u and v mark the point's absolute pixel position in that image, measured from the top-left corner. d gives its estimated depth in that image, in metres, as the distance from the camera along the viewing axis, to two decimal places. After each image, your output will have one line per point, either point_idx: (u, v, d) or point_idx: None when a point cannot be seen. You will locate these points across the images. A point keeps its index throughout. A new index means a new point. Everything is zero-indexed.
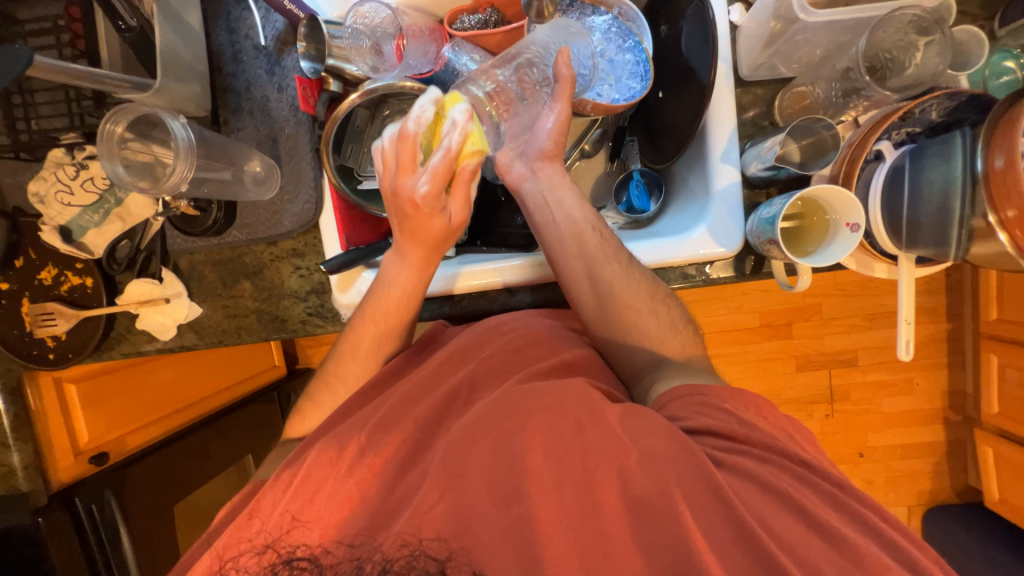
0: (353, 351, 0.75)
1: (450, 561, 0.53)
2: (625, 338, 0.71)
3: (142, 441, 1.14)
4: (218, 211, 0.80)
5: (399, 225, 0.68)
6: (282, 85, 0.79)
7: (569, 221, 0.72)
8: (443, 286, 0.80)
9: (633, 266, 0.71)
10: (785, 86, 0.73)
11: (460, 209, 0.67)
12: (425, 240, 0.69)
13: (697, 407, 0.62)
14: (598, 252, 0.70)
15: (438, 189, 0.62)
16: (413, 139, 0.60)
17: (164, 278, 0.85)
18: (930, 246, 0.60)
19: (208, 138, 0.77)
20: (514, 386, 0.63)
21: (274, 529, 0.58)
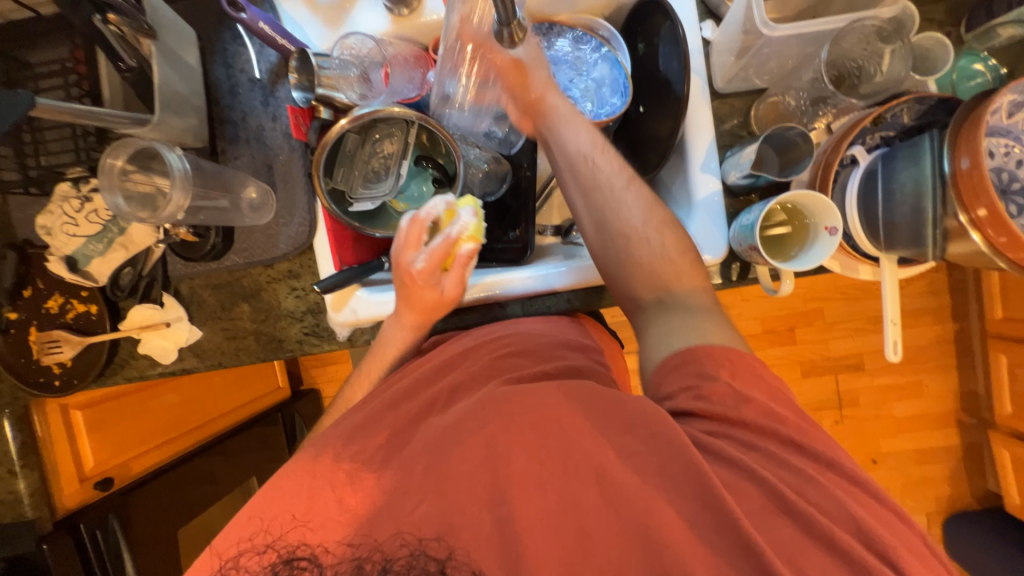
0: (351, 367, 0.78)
1: (451, 561, 0.53)
2: (628, 269, 0.69)
3: (146, 466, 1.15)
4: (216, 236, 0.83)
5: (405, 304, 0.74)
6: (276, 115, 0.83)
7: (572, 149, 0.73)
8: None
9: (632, 188, 0.71)
10: (759, 97, 0.75)
11: (454, 286, 0.73)
12: (422, 310, 0.74)
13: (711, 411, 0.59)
14: (599, 178, 0.71)
15: (432, 266, 0.70)
16: (419, 225, 0.71)
17: (166, 303, 0.88)
18: (908, 247, 0.60)
19: (204, 167, 0.79)
20: (497, 388, 0.63)
21: (275, 528, 0.56)
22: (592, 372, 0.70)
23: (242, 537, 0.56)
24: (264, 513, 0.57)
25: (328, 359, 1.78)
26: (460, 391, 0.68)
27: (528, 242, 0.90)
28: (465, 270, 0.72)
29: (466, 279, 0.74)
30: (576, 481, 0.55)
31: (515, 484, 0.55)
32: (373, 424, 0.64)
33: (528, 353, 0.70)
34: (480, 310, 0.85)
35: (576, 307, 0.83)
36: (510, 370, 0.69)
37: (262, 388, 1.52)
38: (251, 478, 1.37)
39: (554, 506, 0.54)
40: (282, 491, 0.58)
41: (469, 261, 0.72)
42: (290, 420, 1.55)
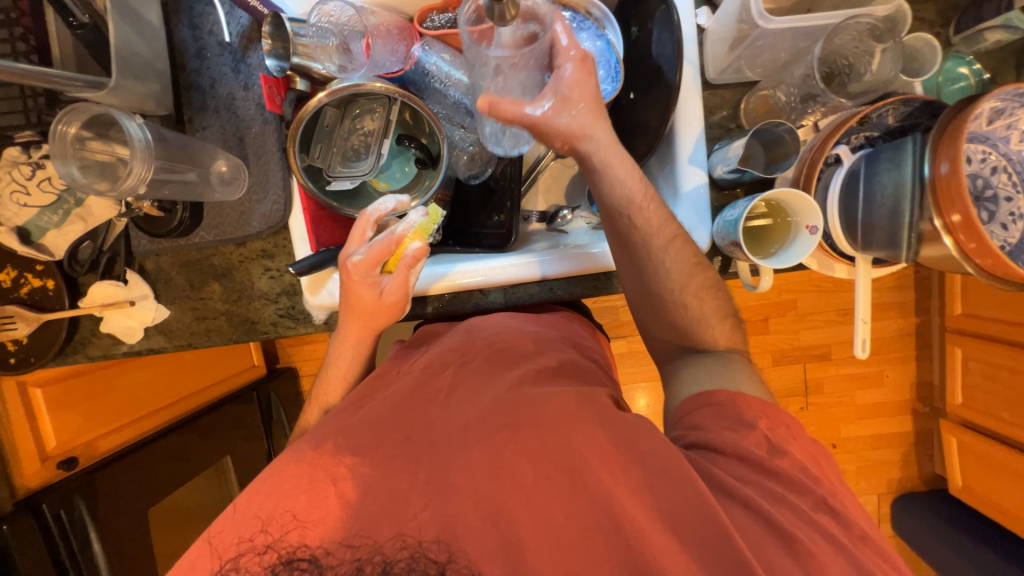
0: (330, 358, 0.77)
1: (451, 564, 0.51)
2: (657, 319, 0.72)
3: (112, 445, 1.11)
4: (183, 211, 0.78)
5: (347, 306, 0.72)
6: (248, 84, 0.78)
7: (612, 202, 0.67)
8: (438, 286, 0.79)
9: (671, 250, 0.68)
10: (751, 90, 0.75)
11: (397, 291, 0.71)
12: (361, 312, 0.71)
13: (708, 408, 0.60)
14: (635, 236, 0.68)
15: (371, 262, 0.68)
16: (368, 219, 0.71)
17: (129, 280, 0.83)
18: (883, 248, 0.62)
19: (168, 138, 0.74)
20: (509, 392, 0.61)
21: (276, 529, 0.53)
22: (586, 369, 0.69)
23: (240, 532, 0.54)
24: (264, 504, 0.55)
25: (306, 338, 1.74)
26: (462, 384, 0.65)
27: (512, 228, 0.88)
28: (409, 273, 0.70)
29: (409, 284, 0.71)
30: (583, 476, 0.54)
31: (517, 489, 0.54)
32: (377, 419, 0.61)
33: (525, 344, 0.70)
34: (462, 297, 0.83)
35: (557, 297, 0.83)
36: (508, 360, 0.67)
37: (235, 365, 1.48)
38: (225, 458, 1.33)
39: (554, 506, 0.53)
40: (279, 485, 0.56)
41: (415, 263, 0.69)
42: (265, 399, 1.52)
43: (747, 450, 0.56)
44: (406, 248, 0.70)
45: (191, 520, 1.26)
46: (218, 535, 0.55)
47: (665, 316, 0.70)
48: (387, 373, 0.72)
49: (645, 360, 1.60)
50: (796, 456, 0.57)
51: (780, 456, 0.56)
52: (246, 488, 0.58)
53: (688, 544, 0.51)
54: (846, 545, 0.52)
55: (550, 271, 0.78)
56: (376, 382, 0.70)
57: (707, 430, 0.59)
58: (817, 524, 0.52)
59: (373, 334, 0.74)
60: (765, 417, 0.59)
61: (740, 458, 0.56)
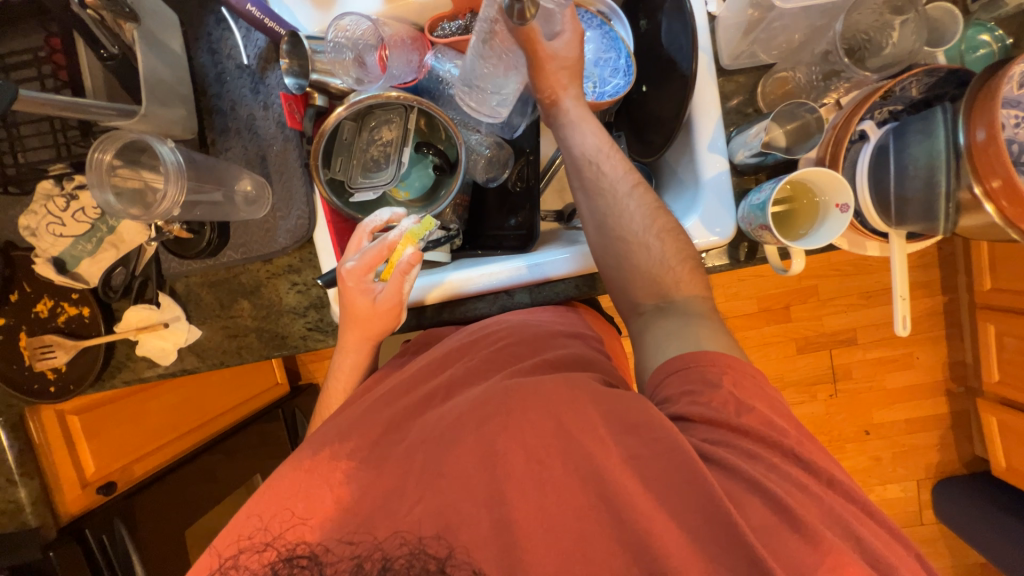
0: (341, 368, 0.77)
1: (451, 560, 0.49)
2: (623, 274, 0.66)
3: (150, 467, 1.13)
4: (211, 232, 0.81)
5: (344, 314, 0.72)
6: (268, 103, 0.80)
7: (580, 151, 0.68)
8: (435, 293, 0.79)
9: (634, 197, 0.66)
10: (767, 73, 0.74)
11: (390, 298, 0.71)
12: (355, 320, 0.72)
13: (686, 368, 0.57)
14: (601, 185, 0.67)
15: (365, 267, 0.70)
16: (363, 230, 0.73)
17: (162, 303, 0.85)
18: (919, 221, 0.61)
19: (196, 160, 0.77)
20: (499, 382, 0.60)
21: (275, 526, 0.53)
22: (590, 358, 0.68)
23: (236, 537, 0.53)
24: (259, 511, 0.54)
25: (327, 354, 1.74)
26: (457, 386, 0.64)
27: (532, 227, 0.89)
28: (404, 278, 0.71)
29: (403, 292, 0.72)
30: (601, 462, 0.51)
31: (508, 476, 0.51)
32: (377, 422, 0.61)
33: (528, 338, 0.70)
34: (488, 299, 0.83)
35: (583, 293, 0.82)
36: (507, 361, 0.67)
37: (258, 384, 1.48)
38: (256, 476, 1.35)
39: (549, 490, 0.51)
40: (283, 489, 0.55)
41: (409, 268, 0.71)
42: (290, 416, 1.53)
43: (773, 429, 0.53)
44: (400, 255, 0.71)
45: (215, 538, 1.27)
46: (227, 531, 0.54)
47: (628, 274, 0.66)
48: (388, 376, 0.74)
49: None
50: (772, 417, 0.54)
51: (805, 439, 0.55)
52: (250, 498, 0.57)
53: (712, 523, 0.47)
54: (875, 530, 0.50)
55: (571, 268, 0.79)
56: (376, 383, 0.72)
57: (677, 404, 0.56)
58: (845, 510, 0.50)
59: (373, 343, 0.75)
60: (728, 373, 0.56)
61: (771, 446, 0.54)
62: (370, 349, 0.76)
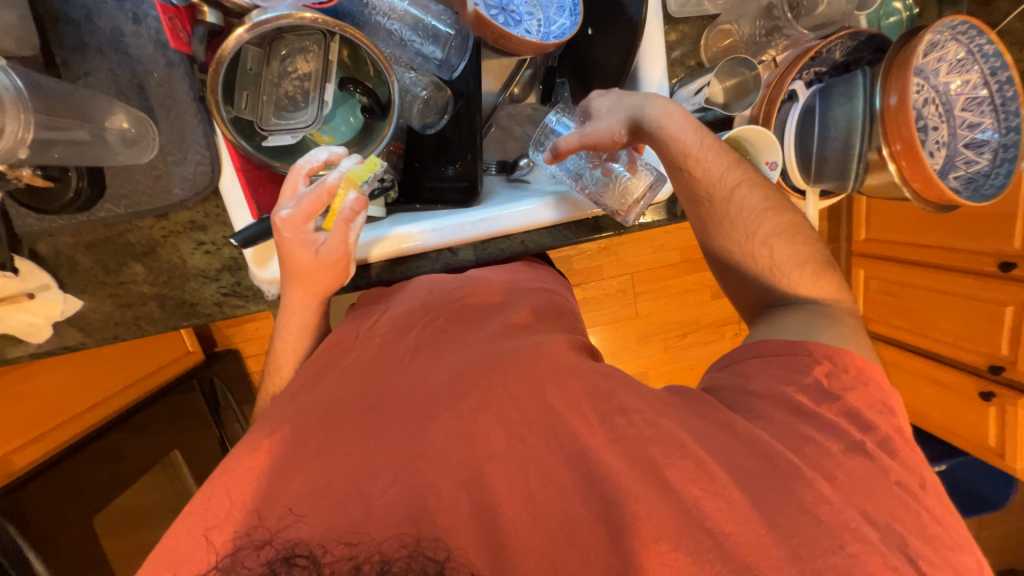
0: (284, 340, 0.70)
1: (450, 561, 0.44)
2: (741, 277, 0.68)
3: (33, 458, 0.97)
4: (78, 180, 0.65)
5: (284, 270, 0.65)
6: (138, 15, 0.64)
7: (668, 156, 0.64)
8: (379, 249, 0.74)
9: (735, 199, 0.65)
10: (711, 23, 0.73)
11: (339, 249, 0.64)
12: (298, 276, 0.65)
13: (776, 352, 0.59)
14: (699, 188, 0.65)
15: (302, 214, 0.61)
16: (298, 172, 0.64)
17: (20, 269, 0.69)
18: (833, 180, 0.67)
19: (43, 85, 0.61)
20: (494, 344, 0.59)
21: (272, 521, 0.46)
22: (550, 313, 0.68)
23: (200, 539, 0.46)
24: (213, 511, 0.48)
25: (245, 317, 1.57)
26: (426, 347, 0.61)
27: (475, 179, 0.81)
28: (348, 227, 0.63)
29: (352, 242, 0.64)
30: (569, 429, 0.50)
31: (484, 451, 0.49)
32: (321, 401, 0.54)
33: (488, 297, 0.68)
34: (429, 258, 0.79)
35: (530, 251, 0.81)
36: (474, 320, 0.64)
37: (170, 354, 1.30)
38: (173, 452, 1.21)
39: (532, 465, 0.48)
40: (233, 482, 0.49)
41: (353, 217, 0.63)
42: (208, 384, 1.37)
43: None
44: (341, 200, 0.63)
45: (143, 525, 1.14)
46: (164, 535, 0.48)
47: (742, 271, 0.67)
48: (343, 340, 0.65)
49: (599, 305, 1.68)
50: (851, 404, 0.54)
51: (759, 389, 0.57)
52: (202, 487, 0.51)
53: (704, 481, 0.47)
54: None
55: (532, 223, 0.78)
56: (333, 351, 0.63)
57: (753, 379, 0.58)
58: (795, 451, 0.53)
59: (321, 299, 0.68)
60: (827, 361, 0.57)
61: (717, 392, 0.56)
62: (321, 308, 0.69)
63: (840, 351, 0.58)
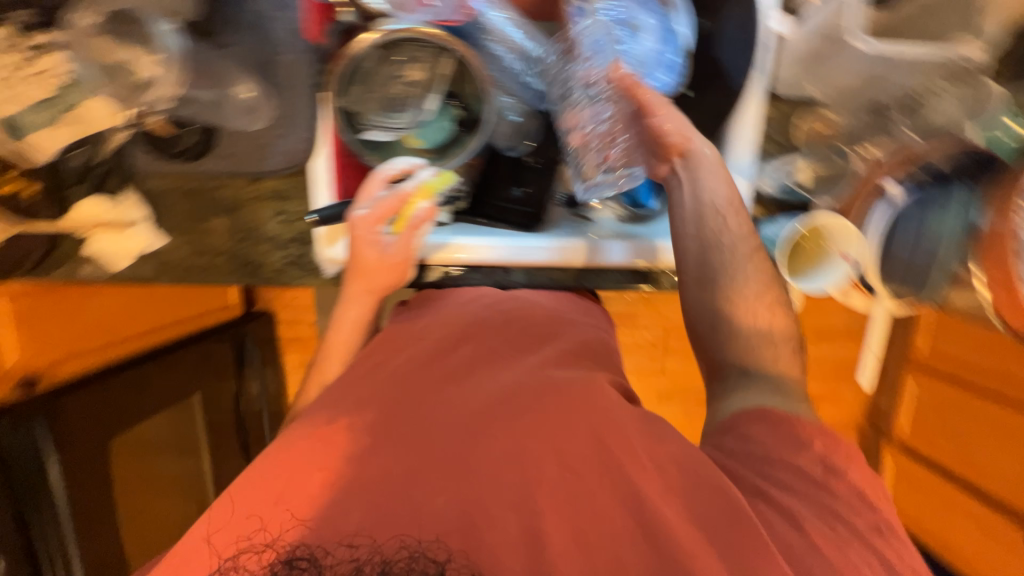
0: (342, 319, 0.75)
1: (451, 564, 0.46)
2: (722, 341, 0.66)
3: (80, 369, 1.06)
4: (198, 134, 0.73)
5: (348, 265, 0.73)
6: (283, 3, 0.70)
7: (710, 199, 0.66)
8: (439, 254, 0.78)
9: (746, 259, 0.65)
10: (810, 107, 0.73)
11: (400, 250, 0.73)
12: (361, 271, 0.73)
13: (773, 420, 0.57)
14: (722, 238, 0.66)
15: (377, 215, 0.71)
16: (377, 177, 0.71)
17: (124, 199, 0.76)
18: (913, 287, 0.67)
19: (195, 50, 0.70)
20: (536, 371, 0.61)
21: (274, 526, 0.48)
22: (593, 346, 0.71)
23: (213, 532, 0.49)
24: None
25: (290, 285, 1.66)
26: (480, 366, 0.65)
27: (541, 206, 0.83)
28: (414, 234, 0.73)
29: (412, 246, 0.74)
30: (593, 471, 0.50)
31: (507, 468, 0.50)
32: None
33: (534, 322, 0.71)
34: (482, 272, 0.80)
35: (582, 286, 0.80)
36: (523, 348, 0.68)
37: (213, 304, 1.37)
38: (193, 396, 1.25)
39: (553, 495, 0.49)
40: None
41: (420, 225, 0.73)
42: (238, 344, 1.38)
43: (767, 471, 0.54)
44: (412, 208, 0.73)
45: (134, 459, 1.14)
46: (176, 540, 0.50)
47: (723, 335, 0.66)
48: (392, 340, 0.69)
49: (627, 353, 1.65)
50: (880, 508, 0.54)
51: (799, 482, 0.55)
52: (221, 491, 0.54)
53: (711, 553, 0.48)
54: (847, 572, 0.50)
55: (588, 261, 0.79)
56: (381, 348, 0.68)
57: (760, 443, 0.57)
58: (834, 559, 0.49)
59: (378, 298, 0.75)
60: (819, 438, 0.56)
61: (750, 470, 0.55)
62: (373, 304, 0.75)
63: (833, 431, 0.58)
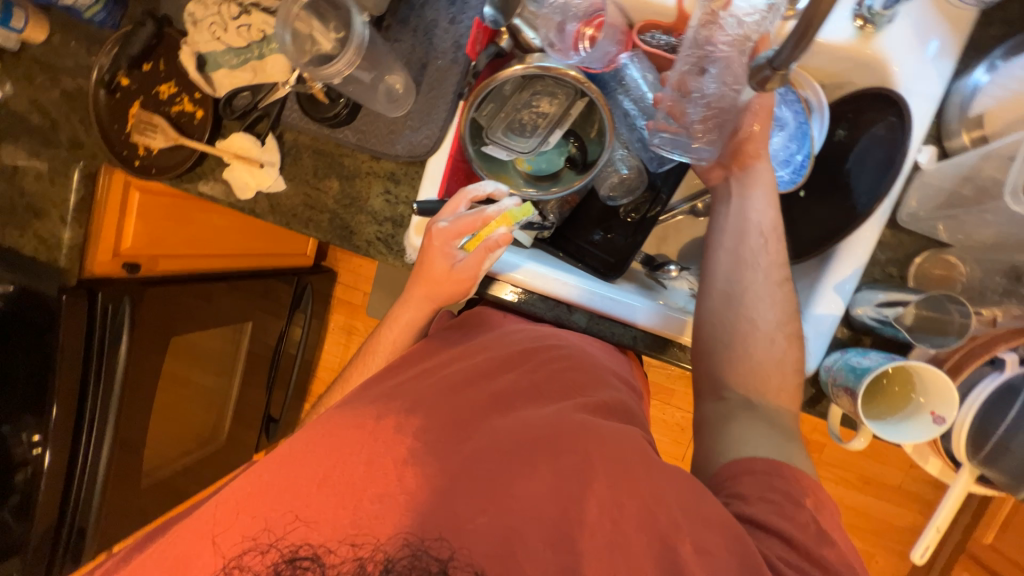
0: (400, 307, 0.77)
1: (453, 563, 0.47)
2: (736, 360, 0.64)
3: (170, 269, 1.16)
4: (343, 107, 0.81)
5: (417, 271, 0.73)
6: (456, 19, 0.79)
7: (751, 218, 0.69)
8: (509, 275, 0.80)
9: (776, 285, 0.66)
10: (937, 249, 0.69)
11: (469, 270, 0.70)
12: (428, 279, 0.72)
13: (764, 472, 0.54)
14: (751, 259, 0.67)
15: (455, 232, 0.69)
16: (464, 195, 0.71)
17: (266, 142, 0.86)
18: (1006, 473, 0.61)
19: (374, 42, 0.78)
20: (569, 411, 0.59)
21: (276, 529, 0.50)
22: (634, 413, 0.66)
23: (243, 508, 0.52)
24: None
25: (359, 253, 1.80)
26: (515, 395, 0.61)
27: (622, 259, 0.86)
28: (486, 256, 0.69)
29: (482, 268, 0.71)
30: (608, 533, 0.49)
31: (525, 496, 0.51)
32: None
33: (580, 369, 0.68)
34: (547, 303, 0.81)
35: (636, 348, 0.80)
36: (564, 390, 0.64)
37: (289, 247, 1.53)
38: (246, 323, 1.33)
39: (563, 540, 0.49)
40: None
41: (494, 248, 0.69)
42: (302, 287, 1.57)
43: None
44: (491, 231, 0.70)
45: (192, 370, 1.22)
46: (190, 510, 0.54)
47: (734, 354, 0.64)
48: (438, 349, 0.72)
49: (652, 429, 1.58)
50: None
51: None
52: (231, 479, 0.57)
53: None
54: None
55: (653, 325, 0.78)
56: (424, 356, 0.70)
57: (750, 504, 0.53)
58: None
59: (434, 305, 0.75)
60: (812, 495, 0.53)
61: None
62: (431, 311, 0.76)
63: None
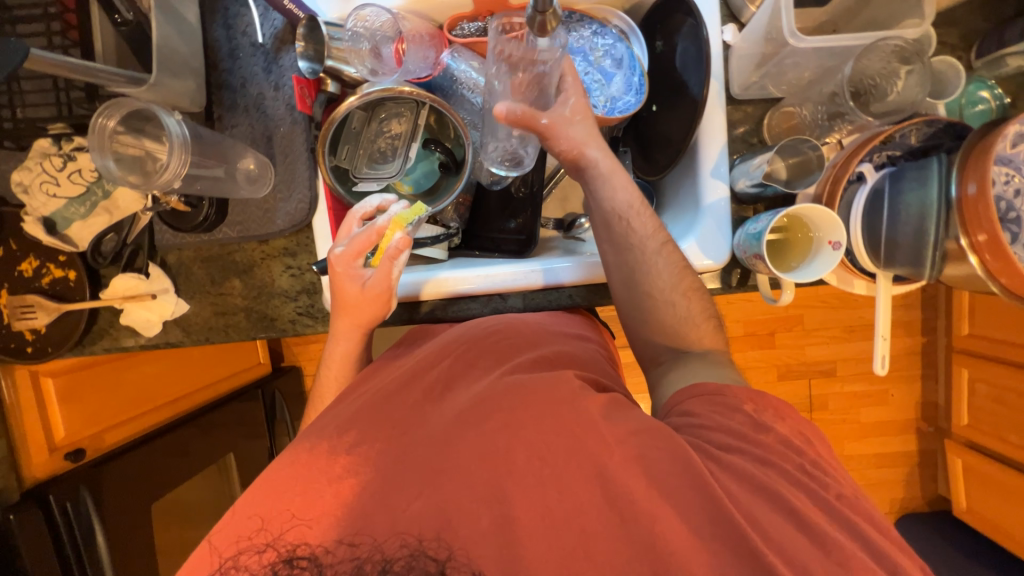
0: (339, 361, 0.76)
1: (451, 561, 0.49)
2: (650, 325, 0.70)
3: (120, 438, 1.08)
4: (209, 208, 0.80)
5: (333, 304, 0.72)
6: (279, 84, 0.80)
7: (611, 205, 0.69)
8: (425, 290, 0.80)
9: (661, 253, 0.68)
10: (774, 106, 0.76)
11: (382, 284, 0.71)
12: (346, 307, 0.72)
13: (708, 393, 0.60)
14: (631, 238, 0.69)
15: (354, 251, 0.70)
16: (352, 216, 0.73)
17: (152, 273, 0.84)
18: (906, 265, 0.64)
19: (203, 135, 0.76)
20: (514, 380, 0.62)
21: (274, 525, 0.52)
22: (585, 358, 0.70)
23: None
24: (266, 505, 0.54)
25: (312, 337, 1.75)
26: (457, 378, 0.66)
27: (531, 232, 0.88)
28: (392, 264, 0.70)
29: (394, 277, 0.71)
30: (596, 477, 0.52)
31: (510, 479, 0.52)
32: (372, 416, 0.60)
33: (523, 335, 0.71)
34: (480, 301, 0.83)
35: (577, 304, 0.83)
36: (504, 354, 0.68)
37: (241, 363, 1.47)
38: (228, 456, 1.29)
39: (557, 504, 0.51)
40: (286, 479, 0.55)
41: (397, 254, 0.70)
42: (269, 397, 1.51)
43: (774, 461, 0.54)
44: (389, 239, 0.71)
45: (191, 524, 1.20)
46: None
47: (646, 318, 0.70)
48: (379, 371, 0.72)
49: None
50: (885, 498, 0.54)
51: (811, 470, 0.55)
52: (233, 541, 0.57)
53: (723, 537, 0.49)
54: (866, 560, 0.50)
55: (582, 277, 0.79)
56: (367, 377, 0.71)
57: (708, 421, 0.59)
58: (853, 547, 0.48)
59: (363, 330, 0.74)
60: (750, 402, 0.59)
61: (753, 459, 0.55)
62: (362, 336, 0.75)
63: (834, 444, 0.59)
